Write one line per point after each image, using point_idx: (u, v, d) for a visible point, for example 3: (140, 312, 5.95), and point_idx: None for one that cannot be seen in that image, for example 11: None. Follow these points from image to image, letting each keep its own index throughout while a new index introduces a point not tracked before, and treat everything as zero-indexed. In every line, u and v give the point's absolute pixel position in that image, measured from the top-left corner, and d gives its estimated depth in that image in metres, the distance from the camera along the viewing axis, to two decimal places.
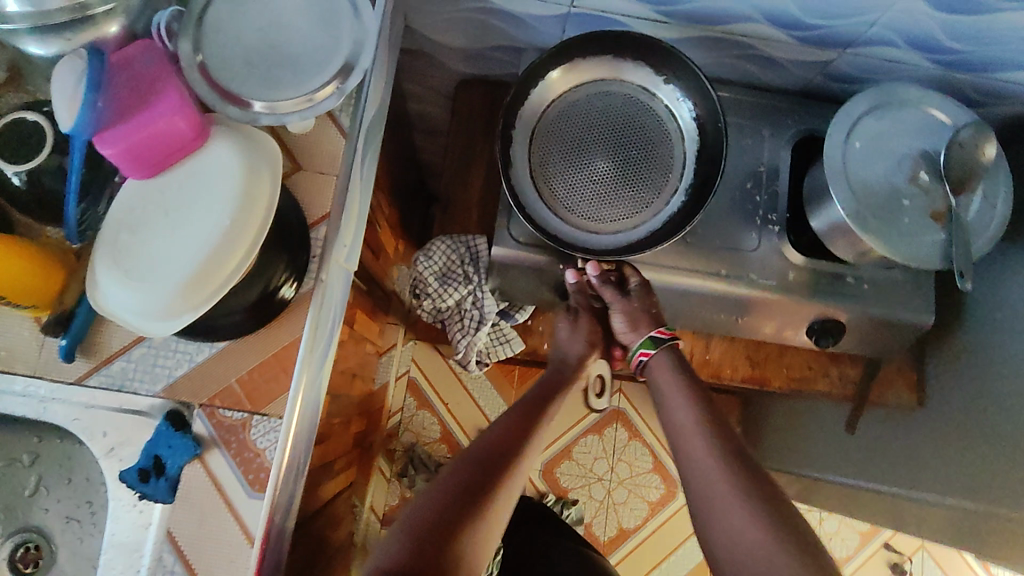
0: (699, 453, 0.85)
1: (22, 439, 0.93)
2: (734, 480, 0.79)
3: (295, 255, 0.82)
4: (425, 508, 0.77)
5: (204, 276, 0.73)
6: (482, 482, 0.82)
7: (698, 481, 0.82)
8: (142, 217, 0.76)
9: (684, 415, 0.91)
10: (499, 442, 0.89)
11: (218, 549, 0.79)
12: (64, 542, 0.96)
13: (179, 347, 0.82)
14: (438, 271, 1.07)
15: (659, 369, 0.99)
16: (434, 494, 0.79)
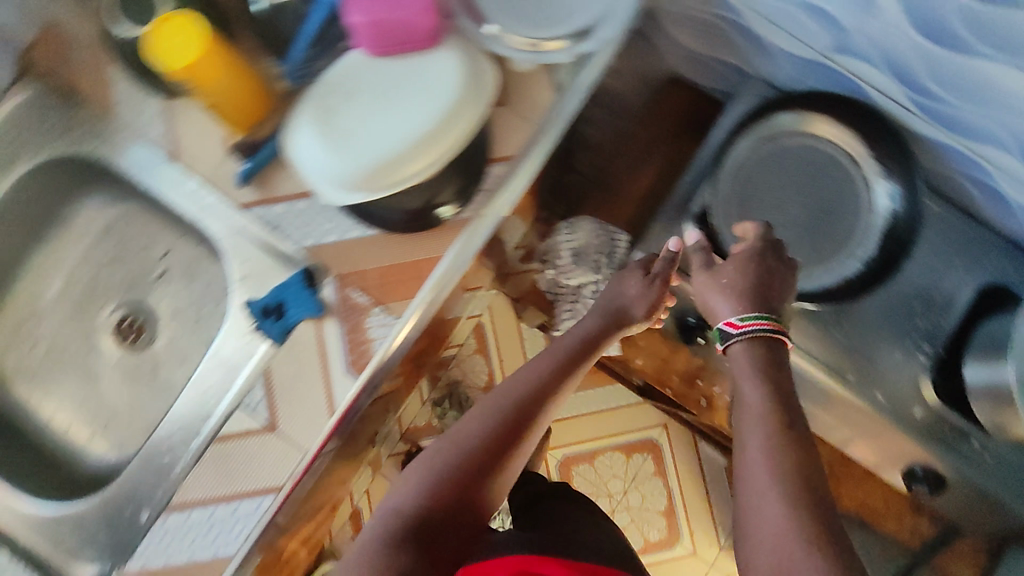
0: (758, 478, 0.60)
1: (165, 229, 1.00)
2: (786, 517, 0.57)
3: (469, 183, 0.82)
4: (420, 486, 0.67)
5: (391, 165, 0.75)
6: (471, 456, 0.69)
7: (745, 502, 0.61)
8: (358, 87, 0.78)
9: (754, 403, 0.66)
10: (505, 404, 0.74)
11: (300, 406, 0.81)
12: (164, 328, 1.01)
13: (337, 217, 0.84)
14: (575, 248, 1.08)
15: (754, 363, 0.69)
16: (432, 463, 0.69)
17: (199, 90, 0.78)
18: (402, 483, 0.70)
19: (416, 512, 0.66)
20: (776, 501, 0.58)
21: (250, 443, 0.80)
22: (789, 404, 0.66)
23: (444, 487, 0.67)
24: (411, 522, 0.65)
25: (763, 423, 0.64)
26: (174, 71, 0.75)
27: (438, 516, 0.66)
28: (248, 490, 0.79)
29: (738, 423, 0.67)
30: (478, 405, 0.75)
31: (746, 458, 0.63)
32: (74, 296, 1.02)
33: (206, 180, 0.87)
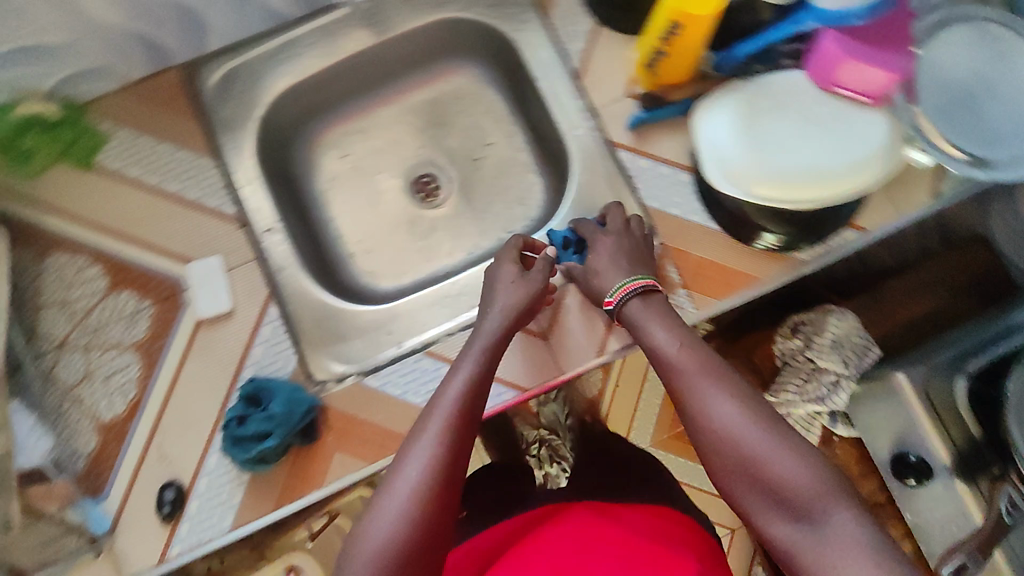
0: (732, 418, 0.63)
1: (505, 122, 1.06)
2: (774, 451, 0.61)
3: (824, 232, 0.86)
4: (424, 471, 0.62)
5: (786, 184, 0.80)
6: (457, 447, 0.64)
7: (710, 450, 0.64)
8: (789, 102, 0.83)
9: (675, 348, 0.69)
10: (465, 399, 0.68)
11: (576, 333, 0.89)
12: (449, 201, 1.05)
13: (690, 197, 0.89)
14: (838, 337, 1.07)
15: (635, 325, 0.73)
16: (424, 467, 0.63)
17: (672, 42, 0.80)
18: (390, 484, 0.63)
19: (436, 487, 0.62)
20: (753, 432, 0.62)
21: (521, 337, 0.89)
22: (699, 343, 0.70)
23: (444, 473, 0.63)
24: (435, 496, 0.61)
25: (700, 358, 0.67)
26: (675, 20, 0.76)
27: (449, 500, 0.63)
28: (499, 376, 0.88)
29: (678, 379, 0.67)
30: (438, 396, 0.69)
31: (709, 401, 0.64)
32: (390, 137, 1.07)
33: (597, 109, 0.92)
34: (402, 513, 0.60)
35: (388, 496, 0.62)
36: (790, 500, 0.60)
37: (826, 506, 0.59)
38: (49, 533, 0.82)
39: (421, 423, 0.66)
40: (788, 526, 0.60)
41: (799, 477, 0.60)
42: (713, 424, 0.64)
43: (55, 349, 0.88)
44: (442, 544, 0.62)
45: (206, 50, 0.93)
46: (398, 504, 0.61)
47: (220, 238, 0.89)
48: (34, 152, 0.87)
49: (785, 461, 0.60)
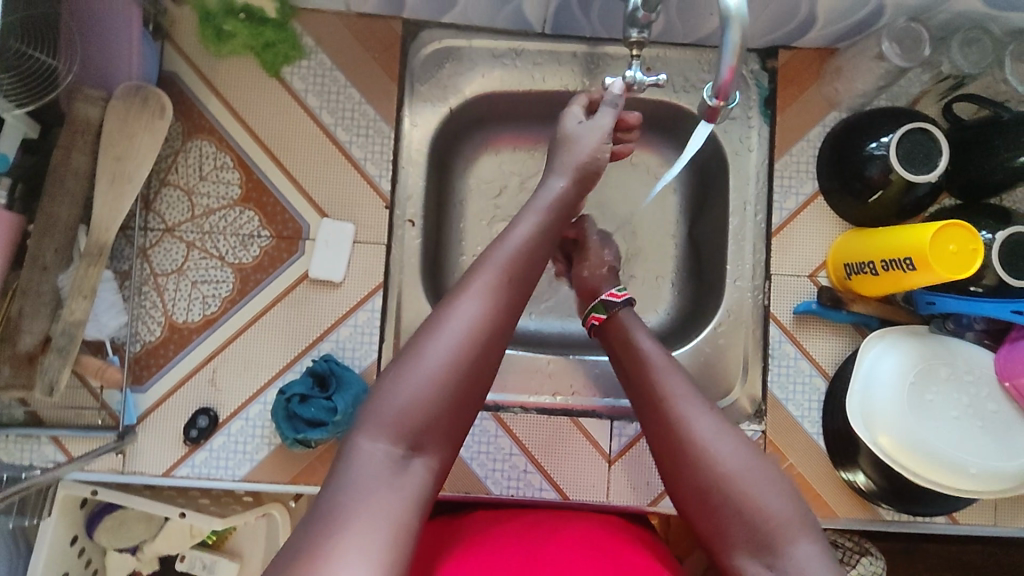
0: (705, 433, 0.61)
1: (670, 223, 0.97)
2: (746, 480, 0.58)
3: (915, 507, 0.82)
4: (466, 334, 0.58)
5: (913, 456, 0.77)
6: (504, 318, 0.61)
7: (671, 465, 0.61)
8: (963, 379, 0.79)
9: (657, 357, 0.66)
10: (516, 260, 0.63)
11: (639, 472, 0.85)
12: None
13: (812, 402, 0.87)
14: None
15: (621, 344, 0.70)
16: (468, 326, 0.59)
17: (891, 272, 0.76)
18: (420, 344, 0.58)
19: (464, 367, 0.58)
20: (724, 452, 0.60)
21: (588, 447, 0.85)
22: (679, 367, 0.66)
23: (487, 334, 0.59)
24: (473, 357, 0.58)
25: (682, 383, 0.64)
26: (909, 257, 0.72)
27: (482, 381, 0.59)
28: (548, 473, 0.85)
29: (651, 393, 0.64)
30: (490, 250, 0.63)
31: (685, 421, 0.62)
32: None
33: (773, 274, 0.88)
34: (438, 378, 0.57)
35: (428, 349, 0.58)
36: (756, 529, 0.56)
37: (792, 539, 0.56)
38: (82, 399, 0.82)
39: (468, 277, 0.61)
40: (756, 564, 0.56)
41: (767, 509, 0.57)
42: (683, 431, 0.61)
43: (162, 231, 0.84)
44: (462, 413, 0.58)
45: (438, 19, 0.88)
46: (445, 351, 0.58)
47: (361, 207, 0.86)
48: (232, 36, 0.83)
49: (753, 486, 0.58)
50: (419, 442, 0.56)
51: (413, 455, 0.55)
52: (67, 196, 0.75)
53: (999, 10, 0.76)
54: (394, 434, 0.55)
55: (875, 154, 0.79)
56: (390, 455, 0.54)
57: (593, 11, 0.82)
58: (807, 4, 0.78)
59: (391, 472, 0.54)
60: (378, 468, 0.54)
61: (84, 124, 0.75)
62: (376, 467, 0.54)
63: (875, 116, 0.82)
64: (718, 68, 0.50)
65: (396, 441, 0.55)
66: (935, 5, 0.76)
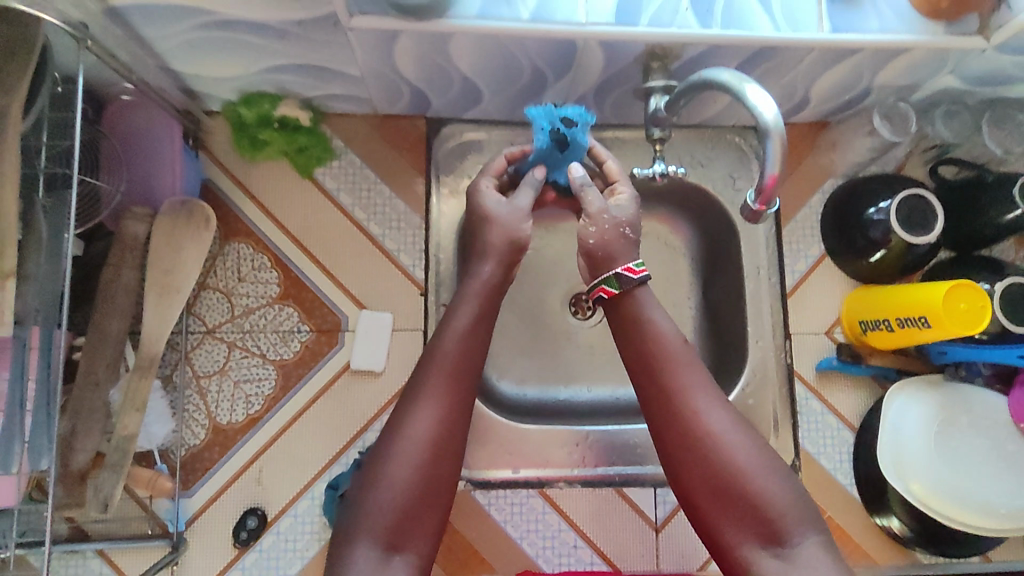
0: (718, 428, 0.60)
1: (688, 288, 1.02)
2: (759, 477, 0.58)
3: (948, 548, 0.86)
4: (427, 437, 0.59)
5: (944, 500, 0.81)
6: (465, 407, 0.62)
7: (681, 456, 0.60)
8: (983, 423, 0.84)
9: (672, 341, 0.63)
10: (460, 345, 0.63)
11: (686, 537, 0.87)
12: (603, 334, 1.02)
13: (843, 454, 0.90)
14: None
15: (630, 319, 0.64)
16: (427, 428, 0.60)
17: (906, 329, 0.81)
18: (383, 450, 0.59)
19: (431, 466, 0.59)
20: (736, 446, 0.59)
21: (634, 517, 0.87)
22: (689, 352, 0.63)
23: (448, 432, 0.60)
24: (440, 454, 0.59)
25: (695, 372, 0.62)
26: (925, 316, 0.77)
27: (450, 469, 0.60)
28: (598, 547, 0.86)
29: (660, 379, 0.62)
30: (432, 345, 0.64)
31: (697, 412, 0.60)
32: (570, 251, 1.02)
33: (791, 333, 0.92)
34: (406, 484, 0.58)
35: (392, 455, 0.59)
36: (766, 521, 0.57)
37: (799, 534, 0.56)
38: (129, 510, 0.81)
39: (421, 377, 0.62)
40: (766, 557, 0.56)
41: (779, 502, 0.57)
42: (697, 421, 0.60)
43: (202, 333, 0.86)
44: (437, 500, 0.59)
45: (460, 115, 0.93)
46: (411, 445, 0.59)
47: (397, 297, 0.89)
48: (267, 144, 0.87)
49: (763, 481, 0.58)
50: (396, 542, 0.57)
51: (394, 553, 0.56)
52: (118, 310, 0.76)
53: (973, 87, 0.84)
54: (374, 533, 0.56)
55: (875, 218, 0.86)
56: (371, 560, 0.55)
57: (606, 103, 0.89)
58: (802, 89, 0.85)
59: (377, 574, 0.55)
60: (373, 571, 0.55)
61: (132, 242, 0.78)
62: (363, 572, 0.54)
63: (870, 185, 0.89)
64: (762, 175, 0.55)
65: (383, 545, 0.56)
66: (918, 84, 0.85)
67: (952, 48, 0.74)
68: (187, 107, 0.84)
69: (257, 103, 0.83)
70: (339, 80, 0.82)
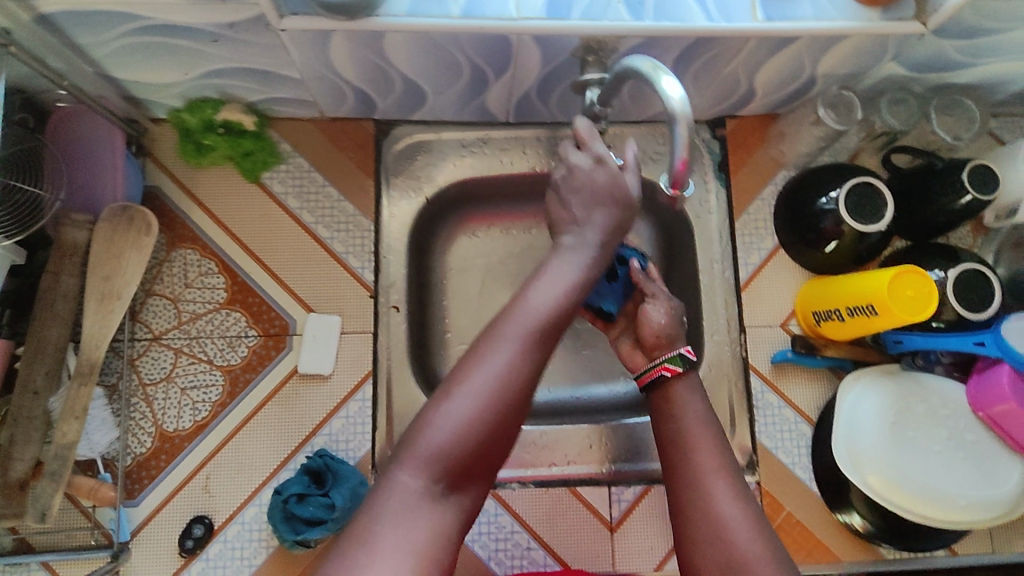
0: (730, 513, 0.62)
1: None
2: (769, 571, 0.58)
3: (916, 544, 0.83)
4: (504, 375, 0.54)
5: (904, 493, 0.79)
6: (540, 362, 0.56)
7: (694, 538, 0.62)
8: (941, 414, 0.82)
9: (698, 427, 0.68)
10: (558, 307, 0.58)
11: (642, 536, 0.85)
12: (562, 333, 1.01)
13: (801, 448, 0.89)
14: None
15: (668, 402, 0.71)
16: (505, 365, 0.54)
17: (857, 318, 0.80)
18: (463, 375, 0.55)
19: (507, 403, 0.54)
20: (748, 539, 0.60)
21: (589, 517, 0.86)
22: (718, 440, 0.67)
23: (522, 378, 0.55)
24: (505, 398, 0.54)
25: (714, 456, 0.65)
26: (871, 303, 0.76)
27: (513, 427, 0.55)
28: (552, 548, 0.85)
29: (685, 459, 0.66)
30: (525, 294, 0.59)
31: (715, 499, 0.63)
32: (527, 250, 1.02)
33: (746, 326, 0.91)
34: (479, 410, 0.53)
35: (471, 383, 0.54)
36: None
37: None
38: (73, 520, 0.80)
39: (500, 321, 0.57)
40: None
41: None
42: (713, 509, 0.62)
43: (148, 340, 0.85)
44: (474, 451, 0.54)
45: (408, 117, 0.93)
46: (493, 377, 0.54)
47: (346, 300, 0.89)
48: (212, 149, 0.87)
49: (768, 572, 0.58)
50: (451, 482, 0.53)
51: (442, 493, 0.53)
52: (57, 317, 0.76)
53: (918, 74, 0.84)
54: (431, 470, 0.52)
55: (826, 208, 0.85)
56: (415, 489, 0.52)
57: (551, 100, 0.89)
58: (746, 80, 0.85)
59: (420, 505, 0.51)
60: (411, 502, 0.51)
61: (71, 248, 0.78)
62: (405, 496, 0.51)
63: (821, 174, 0.88)
64: (672, 159, 0.54)
65: (432, 476, 0.52)
66: (862, 73, 0.84)
67: (890, 34, 0.74)
68: (130, 114, 0.84)
69: (200, 108, 0.84)
70: (281, 84, 0.82)
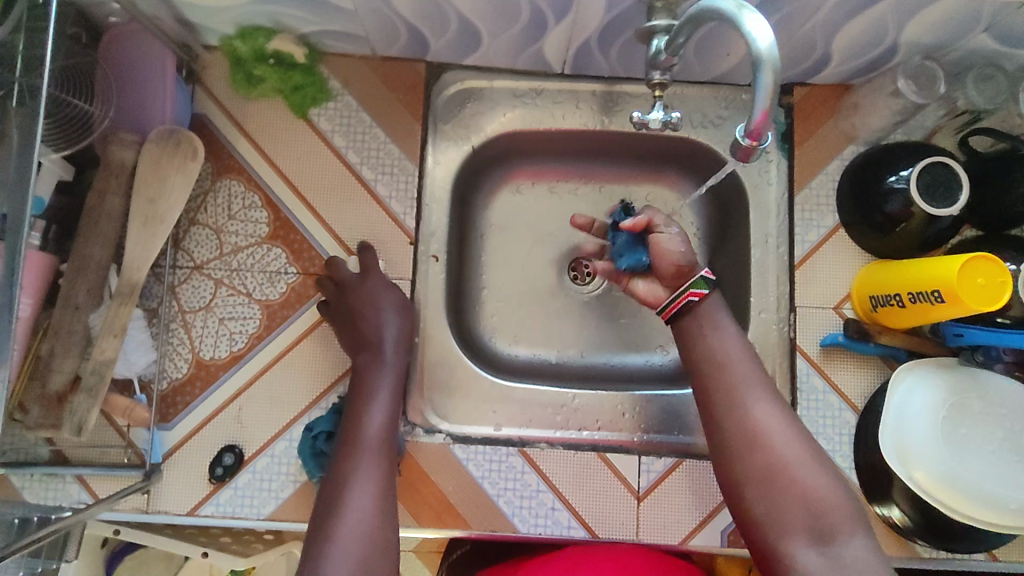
0: (768, 423, 0.64)
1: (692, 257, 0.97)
2: (807, 470, 0.62)
3: (955, 544, 0.80)
4: (372, 504, 0.65)
5: (952, 489, 0.75)
6: (387, 477, 0.69)
7: (733, 446, 0.64)
8: (999, 412, 0.78)
9: (733, 348, 0.68)
10: (384, 432, 0.73)
11: (670, 509, 0.84)
12: (602, 299, 0.98)
13: (843, 435, 0.85)
14: None
15: (698, 323, 0.70)
16: (373, 494, 0.66)
17: (918, 304, 0.76)
18: (337, 505, 0.65)
19: (382, 520, 0.64)
20: (786, 442, 0.63)
21: (617, 484, 0.84)
22: (750, 358, 0.68)
23: (383, 507, 0.66)
24: (380, 519, 0.64)
25: (751, 370, 0.67)
26: (937, 289, 0.72)
27: (393, 532, 0.65)
28: (577, 511, 0.83)
29: (722, 374, 0.67)
30: (355, 423, 0.73)
31: (751, 410, 0.65)
32: (571, 211, 0.99)
33: (797, 305, 0.88)
34: (369, 534, 0.63)
35: (348, 514, 0.64)
36: (816, 518, 0.59)
37: (846, 534, 0.59)
38: (108, 438, 0.82)
39: (348, 450, 0.70)
40: (810, 552, 0.58)
41: (829, 497, 0.60)
42: (752, 418, 0.64)
43: (190, 269, 0.85)
44: (377, 567, 0.61)
45: (460, 61, 0.90)
46: (363, 510, 0.64)
47: (388, 244, 0.88)
48: (262, 80, 0.86)
49: (815, 479, 0.61)
50: None
51: None
52: (101, 236, 0.78)
53: (1012, 48, 0.78)
54: None
55: (895, 187, 0.80)
56: None
57: (611, 52, 0.85)
58: (823, 43, 0.80)
59: None
60: None
61: (119, 167, 0.79)
62: None
63: (895, 150, 0.83)
64: (752, 112, 0.51)
65: None
66: (948, 44, 0.79)
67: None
68: (183, 39, 0.83)
69: (252, 36, 0.82)
70: (336, 16, 0.80)
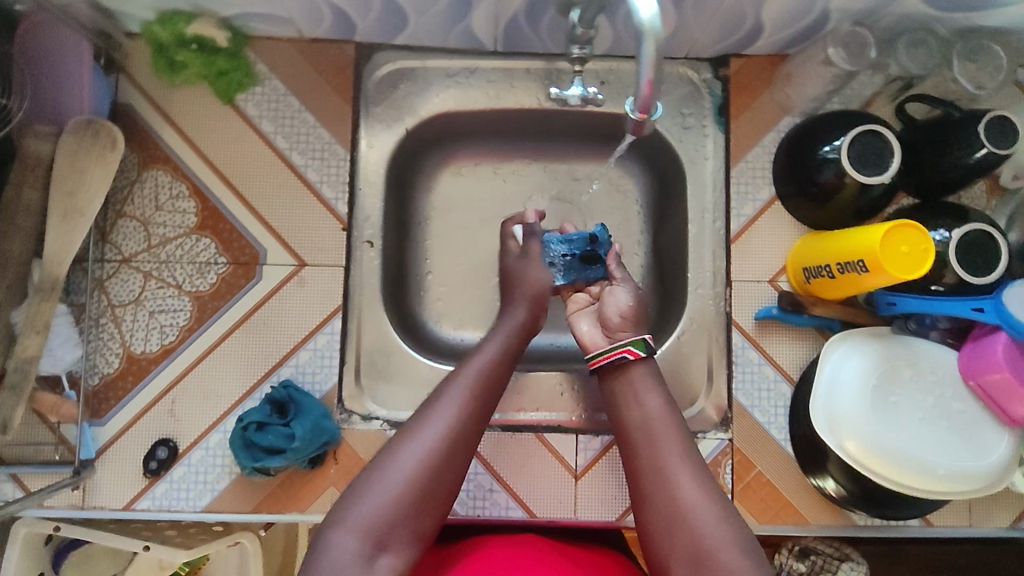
0: (693, 498, 0.61)
1: (634, 234, 0.96)
2: (729, 551, 0.57)
3: (887, 511, 0.80)
4: (432, 444, 0.62)
5: (882, 459, 0.75)
6: (477, 424, 0.66)
7: (659, 521, 0.61)
8: (930, 379, 0.78)
9: (663, 420, 0.66)
10: (489, 374, 0.69)
11: (607, 486, 0.84)
12: None
13: (779, 407, 0.86)
14: None
15: (629, 387, 0.70)
16: (440, 430, 0.63)
17: (847, 275, 0.76)
18: (392, 445, 0.62)
19: (440, 458, 0.62)
20: (711, 520, 0.59)
21: (554, 464, 0.84)
22: (679, 429, 0.66)
23: (451, 445, 0.63)
24: (440, 459, 0.62)
25: (677, 442, 0.65)
26: (862, 259, 0.72)
27: (450, 478, 0.62)
28: (515, 492, 0.84)
29: (648, 448, 0.65)
30: (460, 367, 0.70)
31: (678, 482, 0.62)
32: (512, 191, 0.97)
33: (733, 280, 0.87)
34: (410, 478, 0.60)
35: (398, 455, 0.61)
36: None
37: None
38: (40, 434, 0.81)
39: (441, 390, 0.67)
40: None
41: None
42: (677, 493, 0.61)
43: (118, 263, 0.84)
44: (422, 508, 0.60)
45: (391, 41, 0.88)
46: (419, 448, 0.62)
47: (319, 230, 0.86)
48: (185, 66, 0.83)
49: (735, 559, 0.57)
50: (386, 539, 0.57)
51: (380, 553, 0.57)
52: (20, 230, 0.76)
53: (942, 11, 0.77)
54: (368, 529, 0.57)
55: (827, 157, 0.79)
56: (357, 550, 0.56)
57: (541, 27, 0.83)
58: (752, 12, 0.78)
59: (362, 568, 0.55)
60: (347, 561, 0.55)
61: (35, 160, 0.77)
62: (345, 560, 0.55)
63: (827, 119, 0.82)
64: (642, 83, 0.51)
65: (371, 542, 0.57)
66: (879, 9, 0.78)
67: None
68: (101, 26, 0.81)
69: (171, 21, 0.80)
70: None
